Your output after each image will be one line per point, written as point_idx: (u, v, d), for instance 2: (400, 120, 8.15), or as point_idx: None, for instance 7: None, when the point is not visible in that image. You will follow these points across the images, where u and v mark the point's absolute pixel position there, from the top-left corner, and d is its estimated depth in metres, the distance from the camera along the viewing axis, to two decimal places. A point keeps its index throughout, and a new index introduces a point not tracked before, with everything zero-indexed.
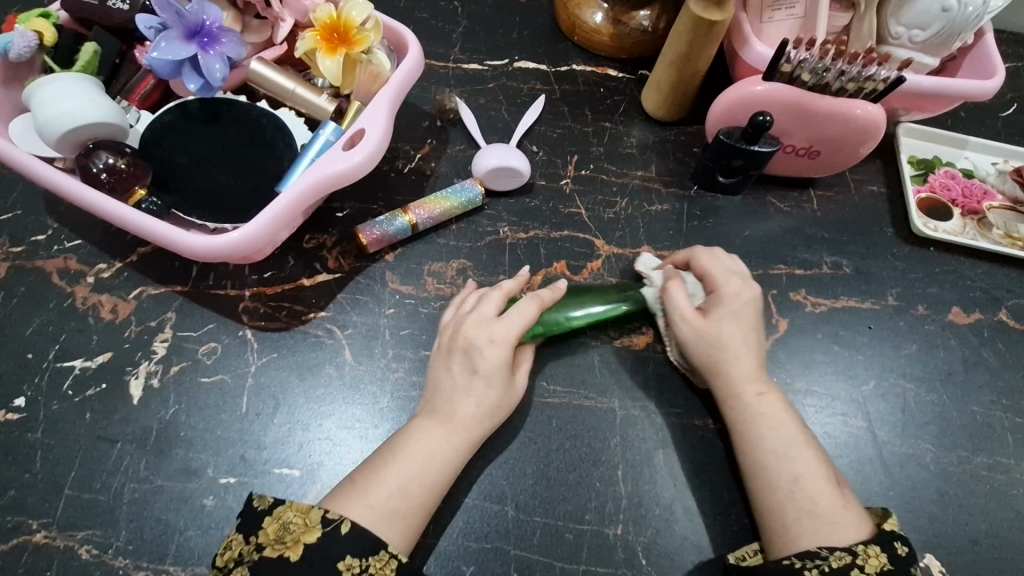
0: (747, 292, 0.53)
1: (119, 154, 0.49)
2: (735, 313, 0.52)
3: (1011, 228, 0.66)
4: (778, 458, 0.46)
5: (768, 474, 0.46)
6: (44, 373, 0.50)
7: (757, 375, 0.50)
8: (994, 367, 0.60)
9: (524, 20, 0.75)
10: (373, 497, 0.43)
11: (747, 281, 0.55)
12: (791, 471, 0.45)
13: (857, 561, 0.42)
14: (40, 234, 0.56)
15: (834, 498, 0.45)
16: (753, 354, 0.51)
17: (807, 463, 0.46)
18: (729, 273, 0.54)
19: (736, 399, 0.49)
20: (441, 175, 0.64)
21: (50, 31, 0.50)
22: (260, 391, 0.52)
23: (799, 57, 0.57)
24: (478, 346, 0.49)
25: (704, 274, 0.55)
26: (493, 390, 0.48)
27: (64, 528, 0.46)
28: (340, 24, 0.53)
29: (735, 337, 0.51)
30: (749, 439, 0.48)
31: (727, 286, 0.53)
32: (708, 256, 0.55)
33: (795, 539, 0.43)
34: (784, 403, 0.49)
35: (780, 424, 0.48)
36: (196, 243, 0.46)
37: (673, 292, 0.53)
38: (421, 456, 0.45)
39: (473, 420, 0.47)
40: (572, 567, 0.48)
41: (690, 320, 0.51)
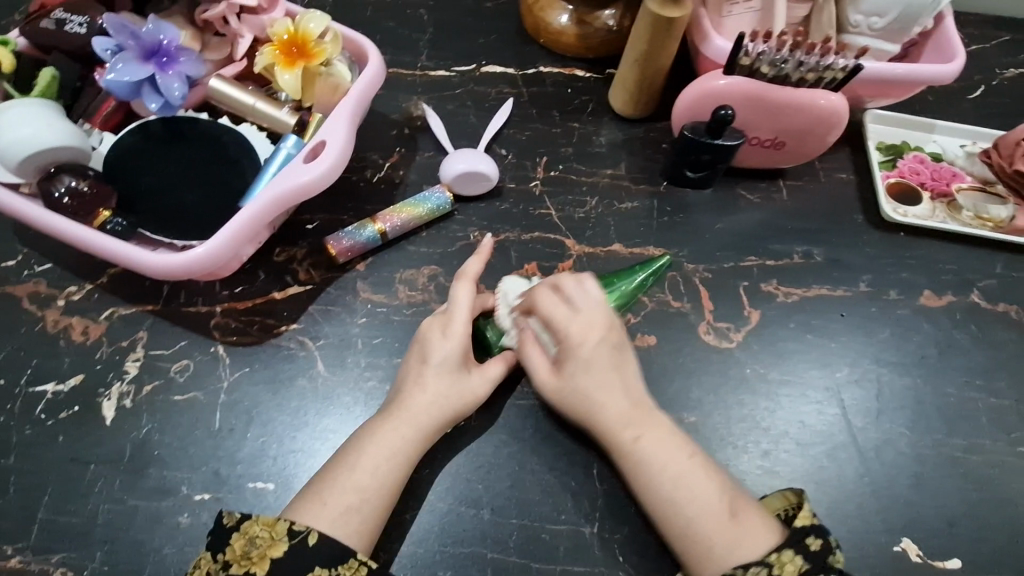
0: (588, 329, 0.51)
1: (81, 177, 0.50)
2: (586, 362, 0.50)
3: (980, 210, 0.66)
4: (672, 494, 0.45)
5: (663, 509, 0.46)
6: (16, 399, 0.50)
7: (628, 419, 0.48)
8: (967, 349, 0.60)
9: (490, 25, 0.75)
10: (329, 497, 0.44)
11: (596, 313, 0.52)
12: (686, 509, 0.45)
13: (771, 571, 0.41)
14: (10, 259, 0.56)
15: (726, 528, 0.44)
16: (622, 398, 0.49)
17: (702, 493, 0.45)
18: (572, 314, 0.51)
19: (615, 446, 0.48)
20: (411, 183, 0.64)
21: (7, 58, 0.50)
22: (232, 406, 0.52)
23: (756, 50, 0.58)
24: (435, 344, 0.50)
25: (547, 322, 0.51)
26: (446, 383, 0.49)
27: (39, 552, 0.46)
28: (297, 37, 0.54)
29: (603, 387, 0.49)
30: (638, 481, 0.47)
31: (575, 329, 0.51)
32: (547, 297, 0.52)
33: (705, 567, 0.43)
34: (658, 440, 0.47)
35: (666, 462, 0.47)
36: (155, 262, 0.46)
37: (527, 351, 0.52)
38: (379, 458, 0.46)
39: (427, 414, 0.48)
40: (549, 568, 0.48)
41: (546, 377, 0.51)
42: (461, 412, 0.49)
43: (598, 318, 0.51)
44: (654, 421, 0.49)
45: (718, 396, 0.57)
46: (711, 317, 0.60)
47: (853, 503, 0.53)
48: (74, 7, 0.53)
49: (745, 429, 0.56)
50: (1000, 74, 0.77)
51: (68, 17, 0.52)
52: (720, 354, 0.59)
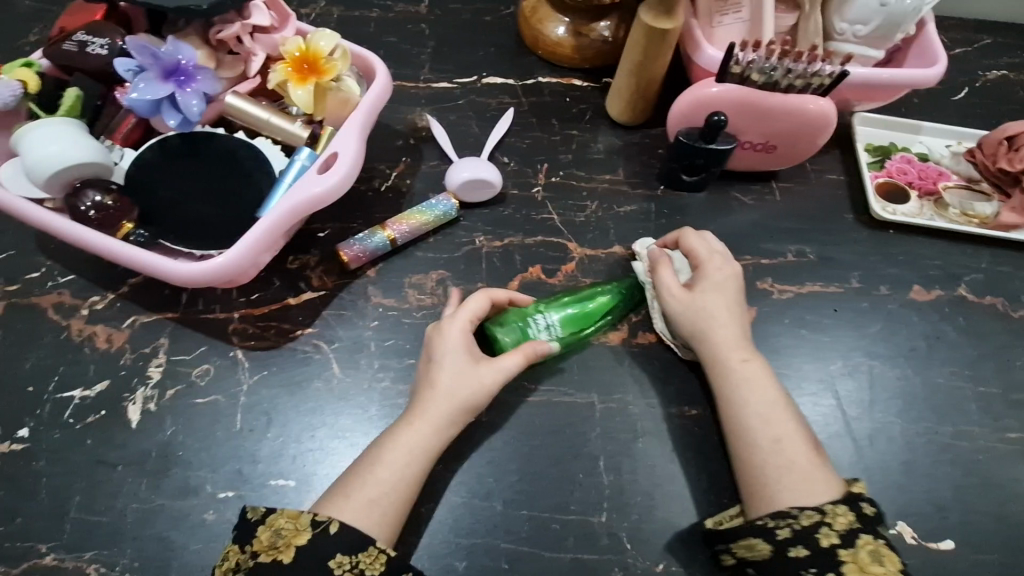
0: (728, 266, 0.57)
1: (105, 191, 0.52)
2: (717, 286, 0.55)
3: (967, 207, 0.68)
4: (763, 413, 0.49)
5: (750, 432, 0.49)
6: (45, 404, 0.53)
7: (740, 342, 0.53)
8: (955, 341, 0.63)
9: (489, 38, 0.78)
10: (352, 491, 0.46)
11: (727, 257, 0.58)
12: (769, 431, 0.48)
13: (826, 519, 0.44)
14: (34, 271, 0.58)
15: (806, 461, 0.47)
16: (737, 323, 0.54)
17: (786, 426, 0.49)
18: (714, 252, 0.58)
19: (723, 364, 0.52)
20: (417, 192, 0.67)
21: (34, 79, 0.53)
22: (252, 408, 0.54)
23: (746, 59, 0.61)
24: (439, 342, 0.52)
25: (691, 253, 0.59)
26: (454, 377, 0.50)
27: (71, 550, 0.48)
28: (309, 55, 0.56)
29: (720, 309, 0.54)
30: (734, 400, 0.51)
31: (710, 262, 0.57)
32: (694, 237, 0.59)
33: (774, 497, 0.46)
34: (764, 366, 0.52)
35: (762, 387, 0.51)
36: (177, 270, 0.49)
37: (662, 271, 0.57)
38: (398, 454, 0.48)
39: (439, 410, 0.49)
40: (560, 557, 0.50)
41: (677, 293, 0.55)
42: (471, 404, 0.50)
43: (730, 262, 0.58)
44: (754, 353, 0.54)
45: None
46: None
47: None
48: (96, 29, 0.55)
49: None
50: (982, 77, 0.80)
51: (90, 39, 0.55)
52: None
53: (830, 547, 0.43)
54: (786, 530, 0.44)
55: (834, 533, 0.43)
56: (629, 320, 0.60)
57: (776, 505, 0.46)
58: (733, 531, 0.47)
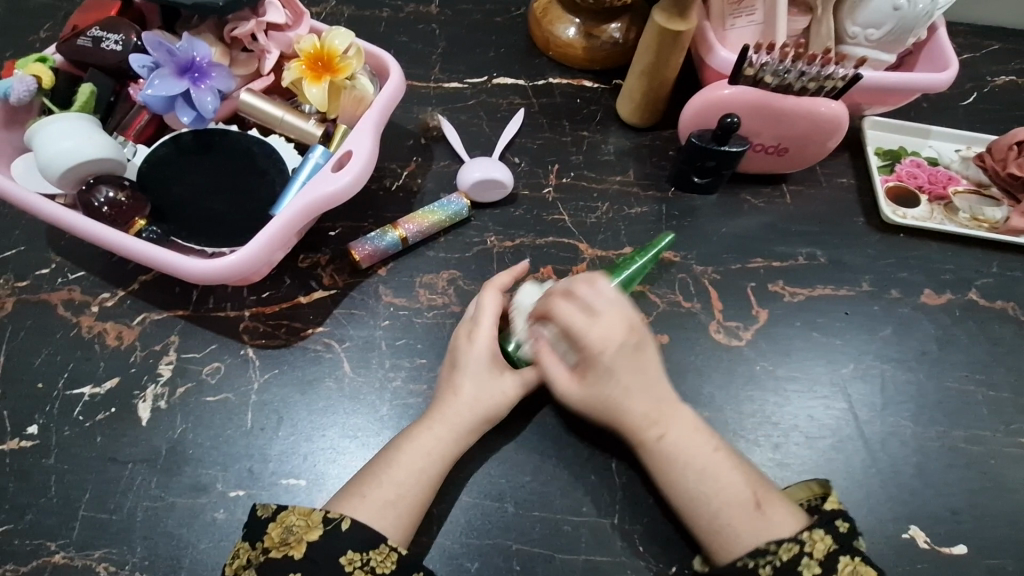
0: (614, 333, 0.50)
1: (118, 187, 0.51)
2: (608, 367, 0.50)
3: (976, 211, 0.69)
4: (694, 492, 0.47)
5: (691, 498, 0.47)
6: (54, 401, 0.52)
7: (656, 419, 0.49)
8: (966, 345, 0.63)
9: (499, 39, 0.78)
10: (368, 491, 0.46)
11: (611, 314, 0.50)
12: (704, 503, 0.47)
13: (805, 548, 0.44)
14: (44, 267, 0.58)
15: (750, 519, 0.45)
16: (643, 401, 0.50)
17: (728, 485, 0.47)
18: (591, 320, 0.50)
19: (643, 443, 0.49)
20: (428, 191, 0.67)
21: (48, 74, 0.53)
22: (263, 407, 0.53)
23: (760, 60, 0.61)
24: (464, 350, 0.52)
25: (563, 327, 0.50)
26: (478, 385, 0.51)
27: (81, 548, 0.47)
28: (323, 53, 0.56)
29: (621, 394, 0.50)
30: (668, 474, 0.48)
31: (597, 338, 0.50)
32: (559, 301, 0.50)
33: (729, 549, 0.45)
34: (683, 441, 0.48)
35: (691, 456, 0.48)
36: (194, 267, 0.48)
37: (547, 359, 0.51)
38: (415, 456, 0.48)
39: (461, 415, 0.50)
40: (572, 558, 0.50)
41: (562, 378, 0.51)
42: (492, 412, 0.51)
43: (619, 322, 0.50)
44: (677, 420, 0.49)
45: (730, 392, 0.59)
46: (721, 316, 0.63)
47: (862, 493, 0.55)
48: (110, 25, 0.55)
49: (756, 424, 0.58)
50: (991, 82, 0.80)
51: (104, 35, 0.55)
52: (730, 352, 0.61)
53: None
54: (768, 568, 0.43)
55: (815, 562, 0.43)
56: None
57: (735, 557, 0.45)
58: (714, 575, 0.46)
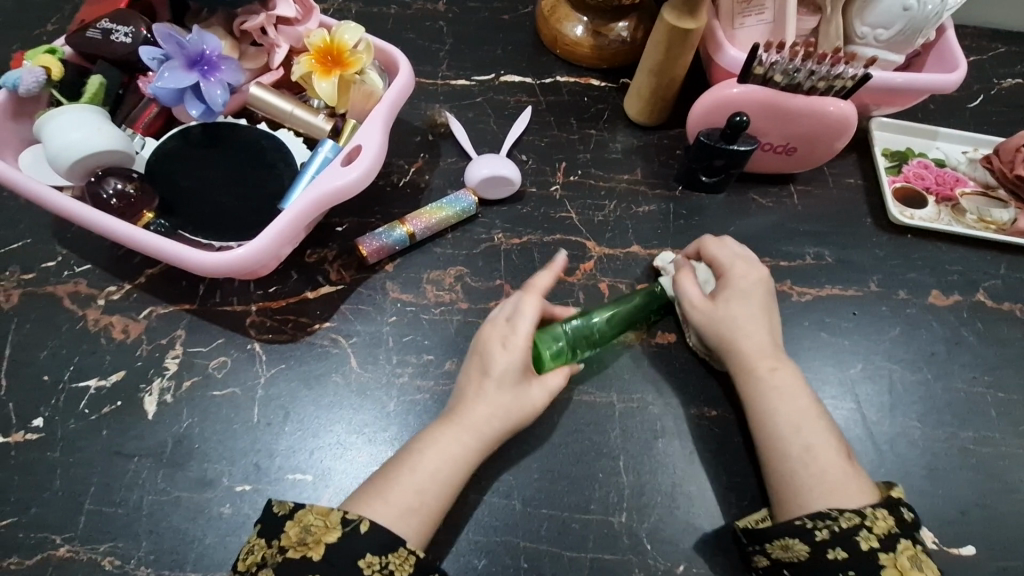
0: (753, 274, 0.56)
1: (126, 179, 0.51)
2: (744, 295, 0.54)
3: (984, 213, 0.69)
4: (791, 427, 0.48)
5: (778, 438, 0.48)
6: (61, 394, 0.52)
7: (771, 351, 0.52)
8: (975, 347, 0.62)
9: (507, 36, 0.78)
10: (390, 496, 0.45)
11: (754, 264, 0.57)
12: (801, 439, 0.48)
13: (866, 522, 0.43)
14: (49, 260, 0.58)
15: (835, 474, 0.46)
16: (766, 331, 0.53)
17: (819, 434, 0.48)
18: (737, 257, 0.57)
19: (750, 371, 0.51)
20: (435, 188, 0.66)
21: (57, 66, 0.53)
22: (270, 402, 0.53)
23: (770, 59, 0.60)
24: (496, 357, 0.51)
25: (711, 262, 0.57)
26: (506, 396, 0.50)
27: (86, 542, 0.47)
28: (333, 47, 0.56)
29: (745, 316, 0.53)
30: (760, 410, 0.50)
31: (737, 269, 0.56)
32: (714, 245, 0.58)
33: (805, 502, 0.45)
34: (795, 375, 0.51)
35: (790, 395, 0.50)
36: (202, 260, 0.48)
37: (683, 282, 0.56)
38: (439, 463, 0.47)
39: (488, 425, 0.49)
40: (580, 556, 0.49)
41: (699, 305, 0.54)
42: (516, 421, 0.50)
43: (753, 266, 0.57)
44: (785, 360, 0.53)
45: None
46: None
47: None
48: (119, 17, 0.55)
49: None
50: (998, 84, 0.80)
51: (114, 27, 0.55)
52: None
53: (871, 551, 0.42)
54: (825, 531, 0.43)
55: (874, 537, 0.43)
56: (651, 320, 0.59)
57: (798, 514, 0.45)
58: (767, 531, 0.46)
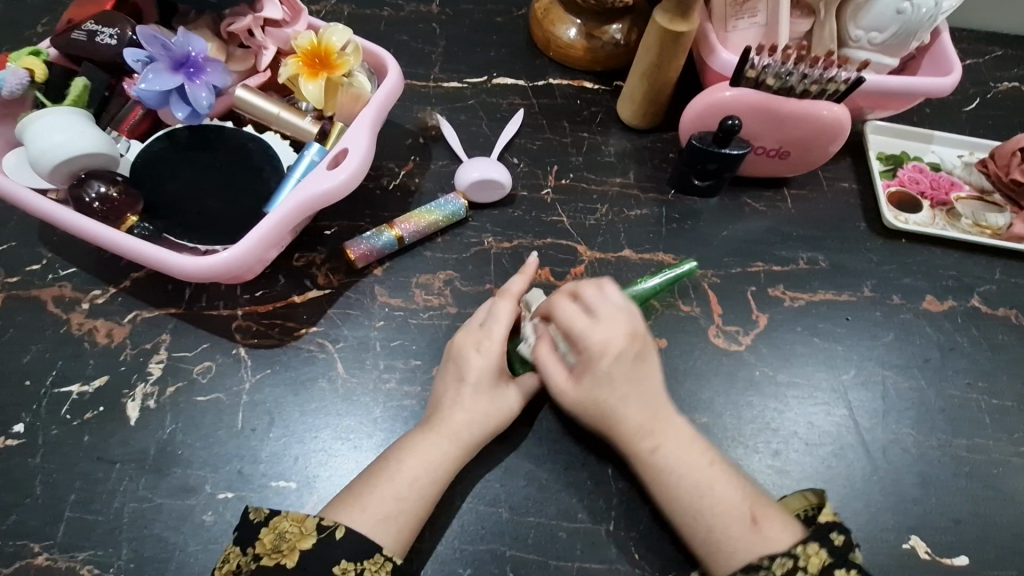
0: (612, 340, 0.50)
1: (110, 182, 0.51)
2: (608, 371, 0.50)
3: (979, 217, 0.68)
4: (688, 507, 0.46)
5: (689, 512, 0.46)
6: (42, 399, 0.51)
7: (648, 428, 0.49)
8: (969, 353, 0.62)
9: (500, 38, 0.77)
10: (369, 503, 0.45)
11: (615, 322, 0.51)
12: (702, 517, 0.46)
13: (799, 563, 0.43)
14: (34, 263, 0.57)
15: (747, 535, 0.44)
16: (636, 407, 0.50)
17: (721, 504, 0.46)
18: (593, 322, 0.51)
19: (635, 453, 0.49)
20: (426, 191, 0.66)
21: (41, 68, 0.52)
22: (255, 407, 0.53)
23: (762, 63, 0.60)
24: (471, 361, 0.51)
25: (563, 329, 0.51)
26: (482, 399, 0.50)
27: (66, 550, 0.46)
28: (321, 49, 0.56)
29: (613, 397, 0.50)
30: (660, 491, 0.48)
31: (594, 340, 0.50)
32: (564, 305, 0.51)
33: (728, 564, 0.44)
34: (677, 449, 0.48)
35: (684, 466, 0.48)
36: (185, 264, 0.47)
37: (545, 359, 0.51)
38: (416, 470, 0.47)
39: (466, 429, 0.49)
40: (567, 565, 0.49)
41: (563, 385, 0.51)
42: (493, 427, 0.50)
43: (618, 330, 0.51)
44: (666, 430, 0.49)
45: (729, 398, 0.58)
46: (720, 321, 0.62)
47: (861, 502, 0.54)
48: (105, 19, 0.54)
49: (756, 430, 0.57)
50: (995, 87, 0.79)
51: (100, 28, 0.54)
52: (729, 357, 0.60)
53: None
54: None
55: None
56: None
57: (730, 573, 0.44)
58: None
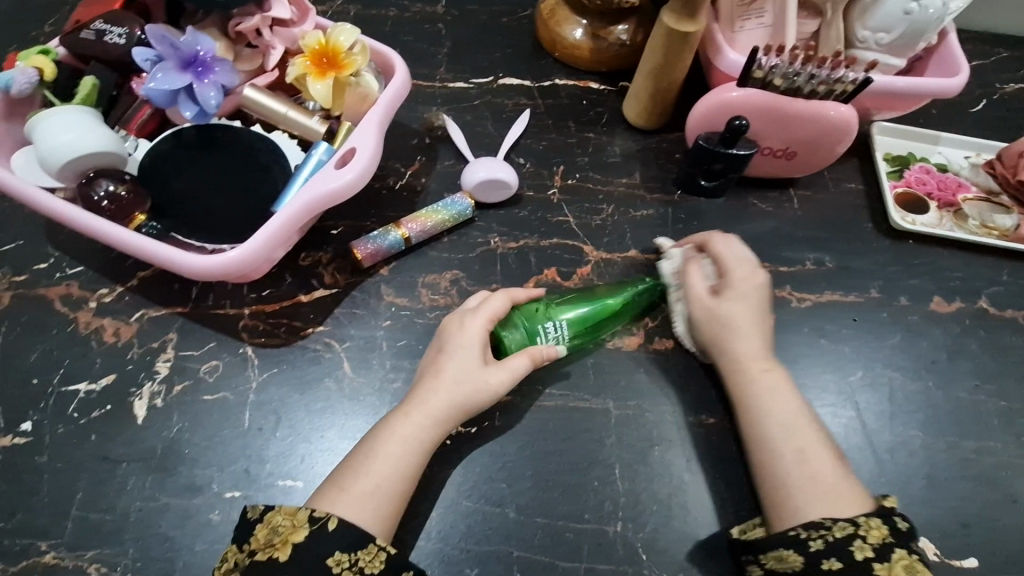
0: (751, 273, 0.55)
1: (119, 181, 0.51)
2: (743, 295, 0.54)
3: (986, 219, 0.68)
4: (781, 431, 0.48)
5: (767, 437, 0.48)
6: (49, 398, 0.51)
7: (761, 352, 0.52)
8: (977, 355, 0.62)
9: (506, 39, 0.77)
10: (348, 484, 0.45)
11: (752, 266, 0.56)
12: (793, 442, 0.48)
13: (860, 531, 0.43)
14: (41, 262, 0.57)
15: (831, 469, 0.46)
16: (756, 330, 0.53)
17: (809, 435, 0.48)
18: (738, 258, 0.56)
19: (742, 373, 0.51)
20: (432, 191, 0.66)
21: (50, 67, 0.53)
22: (261, 406, 0.53)
23: (770, 63, 0.60)
24: (454, 334, 0.52)
25: (717, 260, 0.56)
26: (462, 370, 0.50)
27: (73, 548, 0.46)
28: (328, 49, 0.56)
29: (744, 316, 0.53)
30: (753, 412, 0.50)
31: (735, 268, 0.55)
32: (721, 242, 0.56)
33: (797, 506, 0.45)
34: (785, 376, 0.51)
35: (783, 397, 0.50)
36: (192, 262, 0.47)
37: (690, 274, 0.55)
38: (392, 445, 0.47)
39: (439, 401, 0.48)
40: (574, 566, 0.49)
41: (705, 302, 0.54)
42: (471, 404, 0.49)
43: (756, 268, 0.56)
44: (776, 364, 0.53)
45: None
46: None
47: None
48: (114, 18, 0.55)
49: None
50: (1001, 89, 0.79)
51: (108, 28, 0.54)
52: None
53: (866, 561, 0.42)
54: (819, 541, 0.43)
55: (869, 547, 0.43)
56: (646, 326, 0.59)
57: (795, 522, 0.45)
58: (760, 544, 0.45)
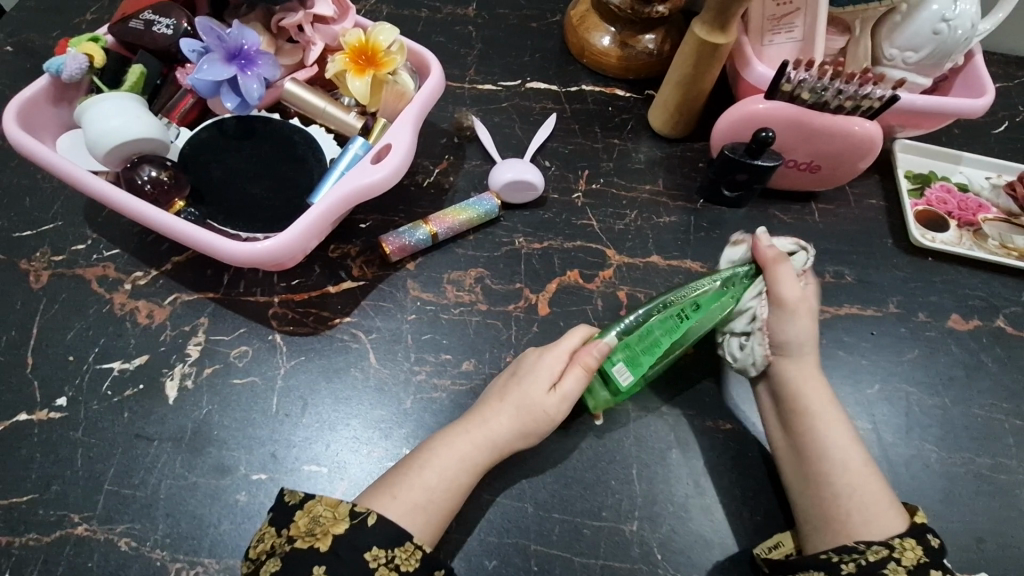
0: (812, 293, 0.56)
1: (160, 167, 0.52)
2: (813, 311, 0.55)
3: (1006, 239, 0.68)
4: (833, 459, 0.50)
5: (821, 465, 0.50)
6: (85, 375, 0.53)
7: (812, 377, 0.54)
8: (994, 372, 0.62)
9: (535, 44, 0.79)
10: (398, 493, 0.47)
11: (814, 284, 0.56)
12: (844, 471, 0.49)
13: (894, 554, 0.46)
14: (79, 244, 0.59)
15: (878, 499, 0.48)
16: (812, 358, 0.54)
17: (857, 467, 0.50)
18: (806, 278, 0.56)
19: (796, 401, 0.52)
20: (459, 189, 0.67)
21: (100, 54, 0.54)
22: (288, 393, 0.54)
23: (798, 77, 0.61)
24: (528, 362, 0.53)
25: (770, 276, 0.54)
26: (526, 397, 0.51)
27: (104, 522, 0.48)
28: (368, 47, 0.57)
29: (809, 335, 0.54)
30: (807, 437, 0.51)
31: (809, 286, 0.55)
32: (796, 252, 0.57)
33: (842, 531, 0.47)
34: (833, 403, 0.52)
35: (835, 426, 0.51)
36: (231, 250, 0.49)
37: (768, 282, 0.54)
38: (446, 463, 0.48)
39: (500, 426, 0.50)
40: (590, 563, 0.49)
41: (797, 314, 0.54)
42: (532, 427, 0.50)
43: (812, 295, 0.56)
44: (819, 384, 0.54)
45: None
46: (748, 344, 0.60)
47: None
48: (162, 9, 0.56)
49: None
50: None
51: (156, 18, 0.56)
52: None
53: None
54: (852, 564, 0.46)
55: (902, 569, 0.45)
56: None
57: (825, 548, 0.47)
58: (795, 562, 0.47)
